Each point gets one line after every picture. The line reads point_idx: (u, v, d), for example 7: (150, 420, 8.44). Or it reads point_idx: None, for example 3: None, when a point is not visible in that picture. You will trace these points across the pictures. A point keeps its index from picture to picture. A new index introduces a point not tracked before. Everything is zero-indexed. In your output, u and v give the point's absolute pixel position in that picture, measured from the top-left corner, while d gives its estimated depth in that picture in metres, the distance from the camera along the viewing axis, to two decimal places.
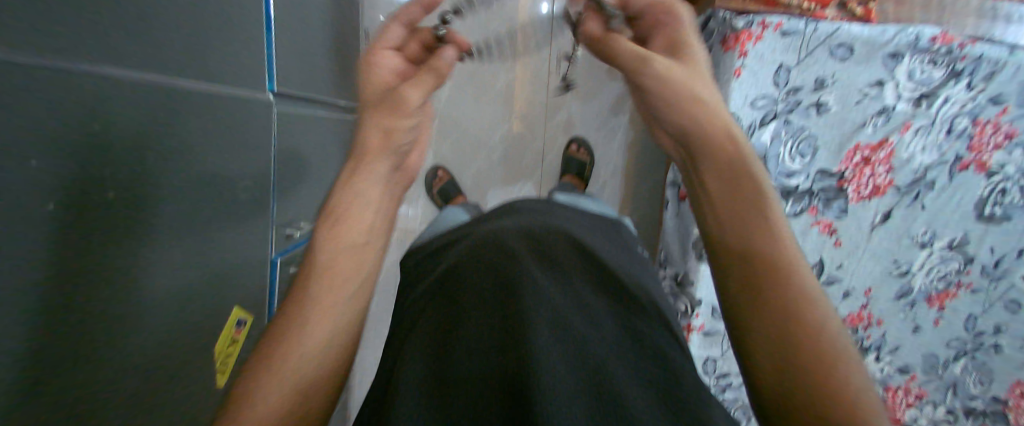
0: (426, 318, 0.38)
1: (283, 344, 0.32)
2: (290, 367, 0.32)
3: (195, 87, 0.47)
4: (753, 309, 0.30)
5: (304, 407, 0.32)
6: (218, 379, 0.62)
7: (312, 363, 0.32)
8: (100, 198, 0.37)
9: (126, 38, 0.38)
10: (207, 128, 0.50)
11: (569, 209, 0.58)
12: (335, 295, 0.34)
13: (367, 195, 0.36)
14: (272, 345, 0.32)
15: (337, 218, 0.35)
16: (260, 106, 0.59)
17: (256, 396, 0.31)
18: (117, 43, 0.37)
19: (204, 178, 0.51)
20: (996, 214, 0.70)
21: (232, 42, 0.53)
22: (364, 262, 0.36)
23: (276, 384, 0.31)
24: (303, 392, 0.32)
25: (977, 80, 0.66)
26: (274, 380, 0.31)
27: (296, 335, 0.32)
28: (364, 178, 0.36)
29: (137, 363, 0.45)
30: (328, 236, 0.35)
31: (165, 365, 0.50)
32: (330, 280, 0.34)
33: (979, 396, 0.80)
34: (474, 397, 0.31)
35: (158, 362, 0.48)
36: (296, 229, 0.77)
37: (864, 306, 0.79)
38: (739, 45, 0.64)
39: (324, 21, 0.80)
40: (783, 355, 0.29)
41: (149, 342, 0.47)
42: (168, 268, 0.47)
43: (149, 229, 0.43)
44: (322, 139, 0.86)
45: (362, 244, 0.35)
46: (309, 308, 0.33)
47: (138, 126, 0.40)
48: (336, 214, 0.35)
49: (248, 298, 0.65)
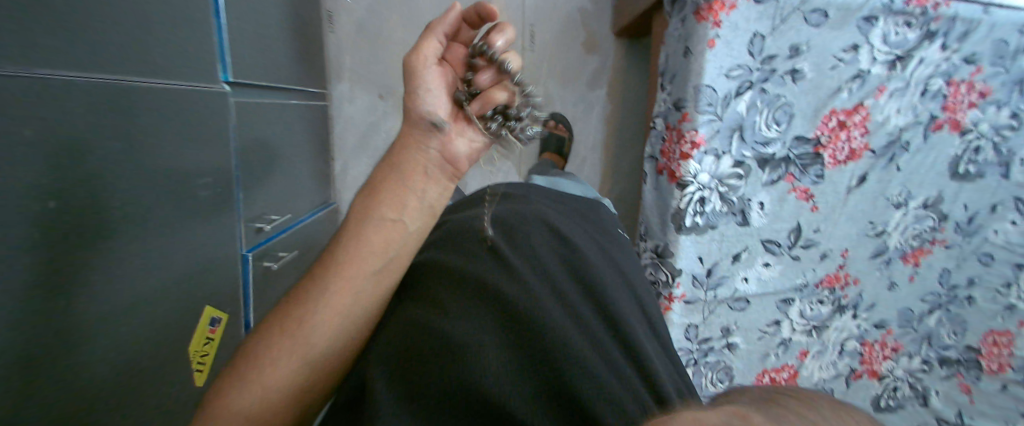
0: (407, 300, 0.39)
1: (305, 308, 0.35)
2: (301, 334, 0.34)
3: (135, 85, 0.51)
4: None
5: (316, 369, 0.35)
6: (197, 378, 0.69)
7: (323, 328, 0.34)
8: (45, 188, 0.42)
9: (63, 46, 0.42)
10: (154, 124, 0.54)
11: (547, 194, 0.59)
12: (356, 268, 0.35)
13: (401, 171, 0.36)
14: (295, 304, 0.35)
15: (372, 197, 0.37)
16: (213, 96, 0.64)
17: (270, 354, 0.34)
18: (54, 46, 0.42)
19: (157, 175, 0.55)
20: (971, 171, 0.74)
21: (176, 38, 0.56)
22: (390, 241, 0.36)
23: (290, 347, 0.34)
24: (306, 359, 0.34)
25: (952, 41, 0.68)
26: (287, 338, 0.34)
27: (318, 300, 0.35)
28: (403, 151, 0.37)
29: (107, 337, 0.51)
30: (359, 211, 0.36)
31: (137, 343, 0.56)
32: (356, 250, 0.36)
33: (953, 345, 0.84)
34: (438, 368, 0.32)
35: (127, 339, 0.54)
36: (266, 222, 0.81)
37: (842, 266, 0.80)
38: (712, 14, 0.64)
39: (280, 10, 0.82)
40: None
41: (118, 325, 0.53)
42: (126, 257, 0.52)
43: (99, 216, 0.48)
44: (288, 129, 0.89)
45: (390, 220, 0.36)
46: (332, 277, 0.35)
47: (74, 128, 0.44)
48: (370, 192, 0.37)
49: (218, 291, 0.70)
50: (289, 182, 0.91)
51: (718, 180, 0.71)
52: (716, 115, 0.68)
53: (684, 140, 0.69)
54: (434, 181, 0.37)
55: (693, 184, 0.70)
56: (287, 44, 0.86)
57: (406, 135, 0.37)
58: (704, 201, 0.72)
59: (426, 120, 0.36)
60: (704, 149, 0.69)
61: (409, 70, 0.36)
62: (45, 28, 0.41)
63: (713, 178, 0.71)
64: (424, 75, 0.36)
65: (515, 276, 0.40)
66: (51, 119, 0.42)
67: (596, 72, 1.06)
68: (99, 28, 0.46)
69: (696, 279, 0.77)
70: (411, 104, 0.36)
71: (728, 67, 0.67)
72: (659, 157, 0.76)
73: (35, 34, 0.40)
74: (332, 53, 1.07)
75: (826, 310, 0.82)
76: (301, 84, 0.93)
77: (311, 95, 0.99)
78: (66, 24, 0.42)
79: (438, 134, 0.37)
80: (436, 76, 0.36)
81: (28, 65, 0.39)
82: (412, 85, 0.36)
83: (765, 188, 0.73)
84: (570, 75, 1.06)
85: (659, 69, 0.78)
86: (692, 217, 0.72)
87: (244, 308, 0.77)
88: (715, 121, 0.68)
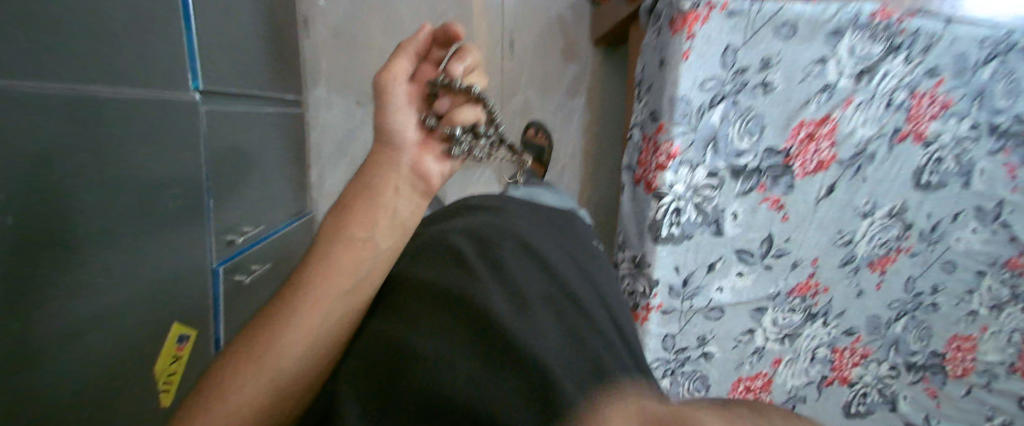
0: (374, 314, 0.38)
1: (273, 327, 0.33)
2: (268, 357, 0.32)
3: (98, 96, 0.49)
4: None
5: (282, 396, 0.32)
6: (163, 398, 0.67)
7: (292, 346, 0.32)
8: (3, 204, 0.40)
9: (20, 54, 0.40)
10: (115, 133, 0.52)
11: (522, 205, 0.58)
12: (327, 285, 0.35)
13: (372, 191, 0.37)
14: (262, 326, 0.33)
15: (344, 216, 0.37)
16: (181, 105, 0.61)
17: (230, 381, 0.31)
18: (13, 54, 0.40)
19: (116, 187, 0.53)
20: (932, 181, 0.77)
21: (140, 44, 0.54)
22: (361, 258, 0.36)
23: (253, 372, 0.31)
24: (272, 384, 0.31)
25: (915, 54, 0.70)
26: (252, 361, 0.31)
27: (287, 318, 0.33)
28: (374, 170, 0.38)
29: (63, 358, 0.49)
30: (331, 232, 0.37)
31: (93, 362, 0.53)
32: (326, 267, 0.35)
33: (920, 351, 0.86)
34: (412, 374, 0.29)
35: (82, 357, 0.51)
36: (239, 234, 0.79)
37: (811, 275, 0.81)
38: (686, 27, 0.64)
39: (254, 14, 0.79)
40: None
41: (77, 346, 0.51)
42: (84, 274, 0.50)
43: (59, 231, 0.46)
44: (264, 136, 0.86)
45: (361, 238, 0.36)
46: (302, 295, 0.34)
47: (37, 141, 0.43)
48: (342, 210, 0.37)
49: (184, 306, 0.67)
50: (264, 191, 0.88)
51: (692, 190, 0.72)
52: (690, 127, 0.68)
53: (660, 151, 0.69)
54: (407, 198, 0.38)
55: (668, 194, 0.70)
56: (263, 49, 0.83)
57: (378, 155, 0.38)
58: (680, 211, 0.72)
59: (397, 139, 0.37)
60: (679, 160, 0.69)
61: (379, 89, 0.37)
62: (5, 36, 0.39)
63: (688, 188, 0.71)
64: (395, 95, 0.37)
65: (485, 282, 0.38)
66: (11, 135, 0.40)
67: (577, 80, 1.06)
68: (60, 39, 0.44)
69: (674, 289, 0.77)
70: (382, 122, 0.37)
71: (701, 79, 0.67)
72: (636, 167, 0.76)
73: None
74: (308, 58, 1.04)
75: (798, 318, 0.83)
76: (278, 91, 0.91)
77: (286, 101, 0.97)
78: (27, 38, 0.41)
79: (409, 152, 0.38)
80: (406, 95, 0.38)
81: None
82: (383, 103, 0.37)
83: (738, 198, 0.74)
84: (550, 84, 1.05)
85: (636, 78, 0.78)
86: (669, 228, 0.72)
87: (216, 323, 0.75)
88: (689, 132, 0.68)
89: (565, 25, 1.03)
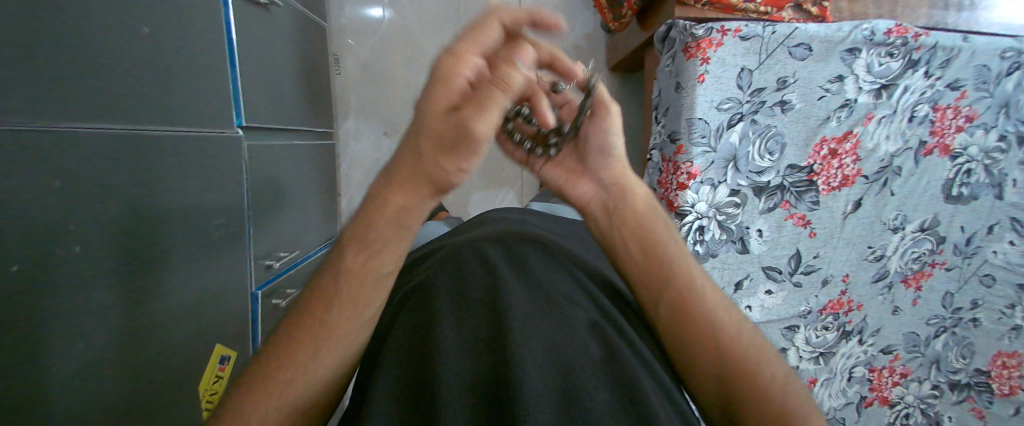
0: (403, 324, 0.39)
1: (300, 346, 0.33)
2: (303, 372, 0.33)
3: (149, 134, 0.53)
4: (684, 335, 0.38)
5: (307, 404, 0.34)
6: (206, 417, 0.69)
7: (322, 365, 0.34)
8: (60, 235, 0.45)
9: (80, 102, 0.46)
10: (171, 169, 0.57)
11: (541, 217, 0.62)
12: (354, 310, 0.35)
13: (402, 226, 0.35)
14: (290, 344, 0.33)
15: (369, 250, 0.34)
16: (228, 142, 0.66)
17: (260, 393, 0.32)
18: (68, 102, 0.45)
19: (170, 217, 0.57)
20: (964, 193, 0.75)
21: (192, 88, 0.59)
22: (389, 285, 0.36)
23: (284, 387, 0.32)
24: (302, 395, 0.33)
25: (935, 67, 0.70)
26: (280, 378, 0.32)
27: (315, 339, 0.33)
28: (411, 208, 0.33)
29: (111, 379, 0.52)
30: (356, 260, 0.34)
31: (143, 383, 0.56)
32: (353, 295, 0.34)
33: (962, 369, 0.83)
34: (457, 389, 0.32)
35: (133, 378, 0.55)
36: (276, 259, 0.82)
37: (844, 292, 0.79)
38: (700, 52, 0.66)
39: (292, 54, 0.85)
40: (709, 356, 0.36)
41: (120, 368, 0.53)
42: (137, 299, 0.54)
43: (110, 261, 0.50)
44: (299, 166, 0.91)
45: (390, 270, 0.35)
46: (329, 320, 0.34)
47: (90, 183, 0.48)
48: (364, 243, 0.33)
49: (226, 331, 0.70)
50: (298, 218, 0.92)
51: (715, 208, 0.72)
52: (709, 147, 0.69)
53: (680, 172, 0.70)
54: None
55: (690, 213, 0.71)
56: (299, 85, 0.89)
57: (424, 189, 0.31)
58: (703, 229, 0.73)
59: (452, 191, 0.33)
60: (700, 179, 0.70)
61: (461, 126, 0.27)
62: (65, 88, 0.44)
63: (710, 207, 0.72)
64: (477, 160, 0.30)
65: (503, 293, 0.40)
66: (62, 169, 0.45)
67: None
68: (114, 84, 0.49)
69: None
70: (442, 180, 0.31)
71: (718, 100, 0.69)
72: (655, 187, 0.77)
73: (50, 97, 0.43)
74: (339, 92, 1.10)
75: (832, 336, 0.81)
76: (312, 124, 0.96)
77: (319, 133, 1.02)
78: (81, 87, 0.46)
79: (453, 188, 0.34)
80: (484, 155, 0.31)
81: (44, 121, 0.43)
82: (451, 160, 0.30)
83: (762, 215, 0.74)
84: None
85: (653, 102, 0.80)
86: (693, 246, 0.73)
87: (251, 345, 0.77)
88: (709, 152, 0.69)
89: (581, 51, 1.07)
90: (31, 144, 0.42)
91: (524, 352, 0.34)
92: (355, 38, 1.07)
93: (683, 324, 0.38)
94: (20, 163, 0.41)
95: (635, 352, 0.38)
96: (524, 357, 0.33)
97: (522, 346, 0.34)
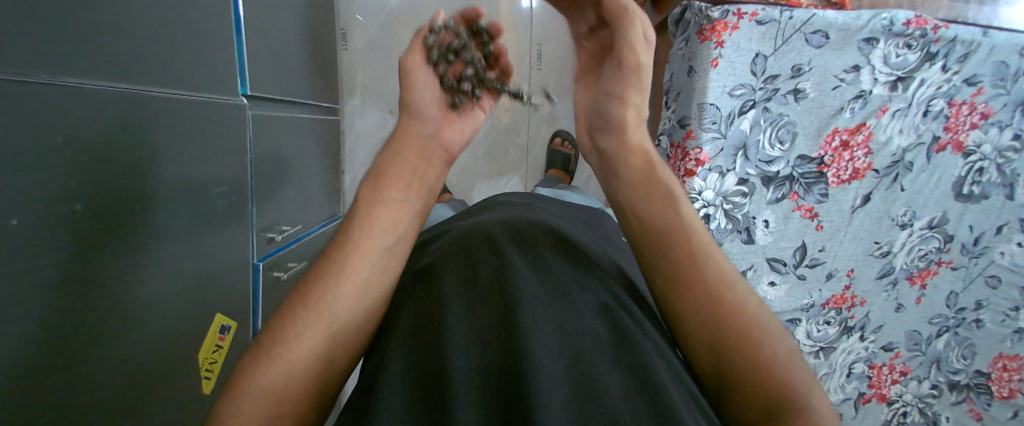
0: (412, 309, 0.38)
1: (323, 285, 0.34)
2: (324, 313, 0.33)
3: (153, 94, 0.52)
4: (710, 335, 0.35)
5: (329, 355, 0.33)
6: (205, 385, 0.69)
7: (341, 308, 0.33)
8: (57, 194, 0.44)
9: (83, 57, 0.44)
10: (175, 132, 0.56)
11: (552, 203, 0.60)
12: (368, 244, 0.35)
13: (405, 159, 0.39)
14: (314, 285, 0.34)
15: (379, 180, 0.38)
16: (230, 109, 0.64)
17: (288, 335, 0.32)
18: (69, 56, 0.43)
19: (173, 182, 0.57)
20: (975, 192, 0.74)
21: (198, 53, 0.58)
22: (401, 220, 0.37)
23: (310, 329, 0.32)
24: (327, 340, 0.33)
25: (953, 62, 0.68)
26: (306, 318, 0.33)
27: (336, 276, 0.34)
28: (406, 140, 0.40)
29: (113, 340, 0.52)
30: (370, 192, 0.37)
31: (143, 347, 0.56)
32: (368, 227, 0.36)
33: (963, 370, 0.82)
34: (467, 380, 0.30)
35: (134, 343, 0.55)
36: (278, 233, 0.81)
37: (848, 287, 0.79)
38: (715, 35, 0.65)
39: (298, 26, 0.84)
40: (719, 357, 0.35)
41: (119, 331, 0.52)
42: (138, 263, 0.53)
43: (110, 223, 0.50)
44: (304, 142, 0.90)
45: (398, 201, 0.38)
46: (348, 255, 0.35)
47: (91, 143, 0.46)
48: (377, 174, 0.38)
49: (228, 301, 0.70)
50: (301, 194, 0.91)
51: (722, 197, 0.71)
52: (719, 133, 0.68)
53: (689, 157, 0.70)
54: (434, 168, 0.41)
55: (698, 200, 0.71)
56: (306, 59, 0.87)
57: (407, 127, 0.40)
58: (709, 218, 0.72)
59: (423, 112, 0.40)
60: (708, 166, 0.69)
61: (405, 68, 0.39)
62: (68, 42, 0.43)
63: (717, 195, 0.71)
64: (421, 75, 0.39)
65: (512, 278, 0.39)
66: (64, 124, 0.44)
67: None
68: (118, 40, 0.48)
69: None
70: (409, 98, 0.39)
71: (731, 86, 0.68)
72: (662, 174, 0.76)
73: (54, 51, 0.42)
74: (344, 70, 1.08)
75: (834, 331, 0.80)
76: (318, 100, 0.95)
77: (325, 109, 1.00)
78: (86, 42, 0.45)
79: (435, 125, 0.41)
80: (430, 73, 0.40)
81: (47, 73, 0.42)
82: (405, 81, 0.39)
83: (769, 206, 0.73)
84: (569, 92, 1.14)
85: (663, 87, 0.78)
86: None
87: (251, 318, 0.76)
88: (718, 139, 0.68)
89: None
90: (33, 96, 0.40)
91: (537, 339, 0.32)
92: (364, 14, 1.05)
93: (699, 317, 0.36)
94: (27, 117, 0.40)
95: (648, 332, 0.37)
96: (536, 344, 0.32)
97: (535, 333, 0.33)
